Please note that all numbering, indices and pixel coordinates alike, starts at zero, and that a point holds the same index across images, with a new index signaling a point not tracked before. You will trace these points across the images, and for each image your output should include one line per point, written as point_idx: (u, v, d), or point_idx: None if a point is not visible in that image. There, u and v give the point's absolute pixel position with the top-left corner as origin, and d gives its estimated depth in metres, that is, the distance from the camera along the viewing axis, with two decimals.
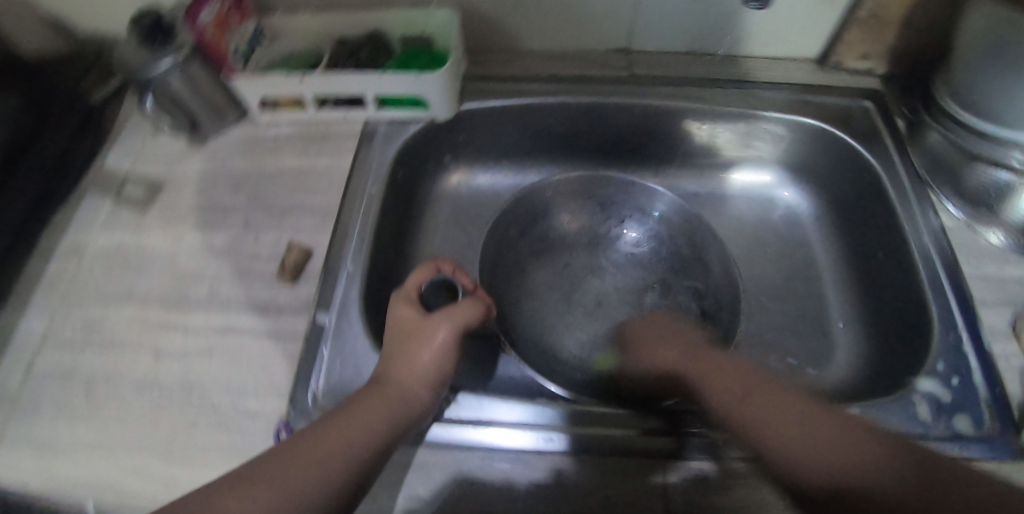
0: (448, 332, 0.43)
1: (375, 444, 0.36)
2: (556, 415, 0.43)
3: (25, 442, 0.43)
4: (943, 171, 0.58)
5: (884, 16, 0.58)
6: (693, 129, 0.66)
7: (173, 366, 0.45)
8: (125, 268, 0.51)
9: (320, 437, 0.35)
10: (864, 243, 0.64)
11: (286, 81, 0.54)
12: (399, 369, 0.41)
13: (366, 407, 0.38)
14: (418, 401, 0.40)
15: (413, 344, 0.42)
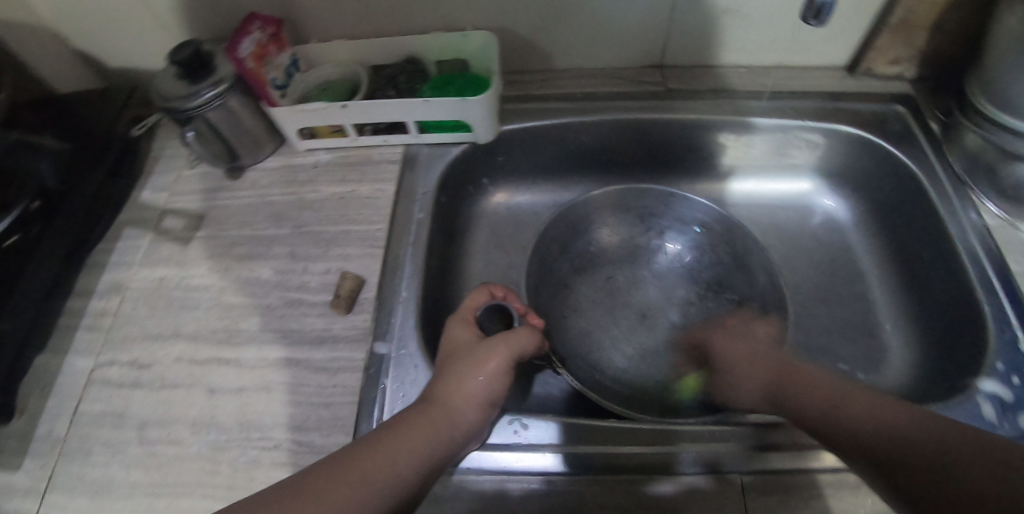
0: (505, 357, 0.42)
1: (421, 467, 0.35)
2: (556, 433, 0.42)
3: (77, 490, 0.41)
4: (979, 169, 0.59)
5: (915, 22, 0.59)
6: (725, 141, 0.67)
7: (228, 403, 0.44)
8: (170, 303, 0.50)
9: (370, 458, 0.34)
10: (908, 246, 0.63)
11: (325, 111, 0.53)
12: (452, 389, 0.40)
13: (415, 427, 0.37)
14: (465, 423, 0.39)
15: (468, 365, 0.41)
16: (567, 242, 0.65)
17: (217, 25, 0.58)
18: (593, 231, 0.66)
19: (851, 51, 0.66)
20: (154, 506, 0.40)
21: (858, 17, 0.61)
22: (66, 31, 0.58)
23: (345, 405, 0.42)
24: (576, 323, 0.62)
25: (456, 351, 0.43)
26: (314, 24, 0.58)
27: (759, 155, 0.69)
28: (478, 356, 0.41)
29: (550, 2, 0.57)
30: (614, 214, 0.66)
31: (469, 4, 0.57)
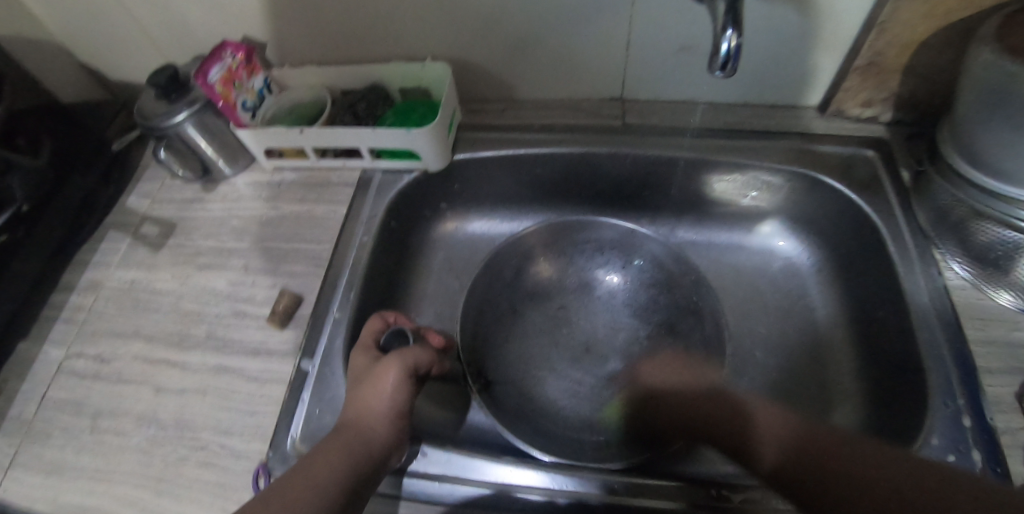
0: (401, 369, 0.45)
1: (342, 483, 0.37)
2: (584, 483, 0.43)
3: (36, 467, 0.47)
4: (949, 226, 0.54)
5: (884, 64, 0.56)
6: (715, 181, 0.66)
7: (169, 402, 0.49)
8: (135, 304, 0.56)
9: (289, 490, 0.36)
10: (861, 298, 0.62)
11: (287, 134, 0.58)
12: (359, 414, 0.42)
13: (329, 452, 0.39)
14: (377, 437, 0.41)
15: (368, 387, 0.44)
16: (517, 270, 0.64)
17: (198, 45, 0.62)
18: (542, 260, 0.65)
19: (821, 92, 0.64)
20: (95, 489, 0.45)
21: (820, 59, 0.59)
22: (72, 47, 0.65)
23: (267, 415, 0.46)
24: (517, 353, 0.62)
25: (358, 378, 0.45)
26: (285, 47, 0.62)
27: (726, 191, 0.68)
28: (378, 375, 0.44)
29: (502, 31, 0.58)
30: (569, 243, 0.65)
31: (426, 32, 0.59)
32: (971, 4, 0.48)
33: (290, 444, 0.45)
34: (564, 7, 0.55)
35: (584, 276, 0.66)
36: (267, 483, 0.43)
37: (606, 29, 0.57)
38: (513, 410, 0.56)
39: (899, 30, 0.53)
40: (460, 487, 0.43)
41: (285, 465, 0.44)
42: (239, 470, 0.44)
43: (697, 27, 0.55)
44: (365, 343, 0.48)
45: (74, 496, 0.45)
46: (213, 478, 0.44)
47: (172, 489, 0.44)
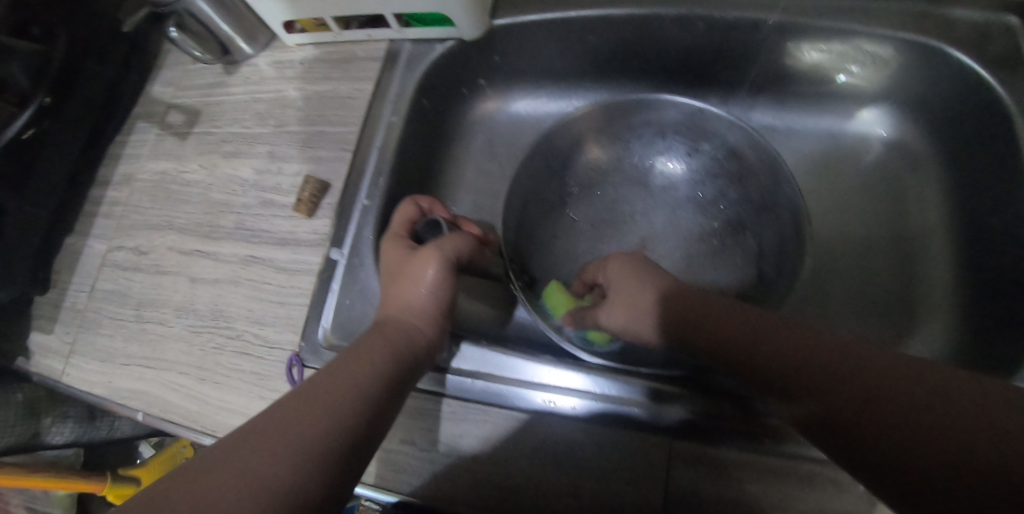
0: (440, 261, 0.41)
1: (390, 379, 0.33)
2: (630, 389, 0.38)
3: (91, 354, 0.48)
4: None
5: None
6: (797, 52, 0.52)
7: (205, 292, 0.47)
8: (166, 197, 0.53)
9: (331, 380, 0.32)
10: (979, 200, 0.49)
11: (308, 2, 0.50)
12: (398, 309, 0.39)
13: (373, 343, 0.35)
14: (422, 336, 0.38)
15: (408, 280, 0.40)
16: (562, 162, 0.56)
17: None
18: (591, 148, 0.57)
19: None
20: (145, 374, 0.46)
21: None
22: None
23: (298, 305, 0.44)
24: (560, 252, 0.56)
25: (395, 270, 0.41)
26: None
27: (814, 66, 0.53)
28: (419, 267, 0.40)
29: None
30: (625, 127, 0.55)
31: None
32: None
33: (321, 334, 0.43)
34: None
35: (637, 166, 0.58)
36: (300, 373, 0.41)
37: None
38: (553, 307, 0.51)
39: None
40: (487, 383, 0.39)
41: (316, 357, 0.42)
42: (274, 359, 0.43)
43: None
44: (398, 234, 0.44)
45: (128, 380, 0.46)
46: (250, 366, 0.43)
47: (213, 376, 0.44)
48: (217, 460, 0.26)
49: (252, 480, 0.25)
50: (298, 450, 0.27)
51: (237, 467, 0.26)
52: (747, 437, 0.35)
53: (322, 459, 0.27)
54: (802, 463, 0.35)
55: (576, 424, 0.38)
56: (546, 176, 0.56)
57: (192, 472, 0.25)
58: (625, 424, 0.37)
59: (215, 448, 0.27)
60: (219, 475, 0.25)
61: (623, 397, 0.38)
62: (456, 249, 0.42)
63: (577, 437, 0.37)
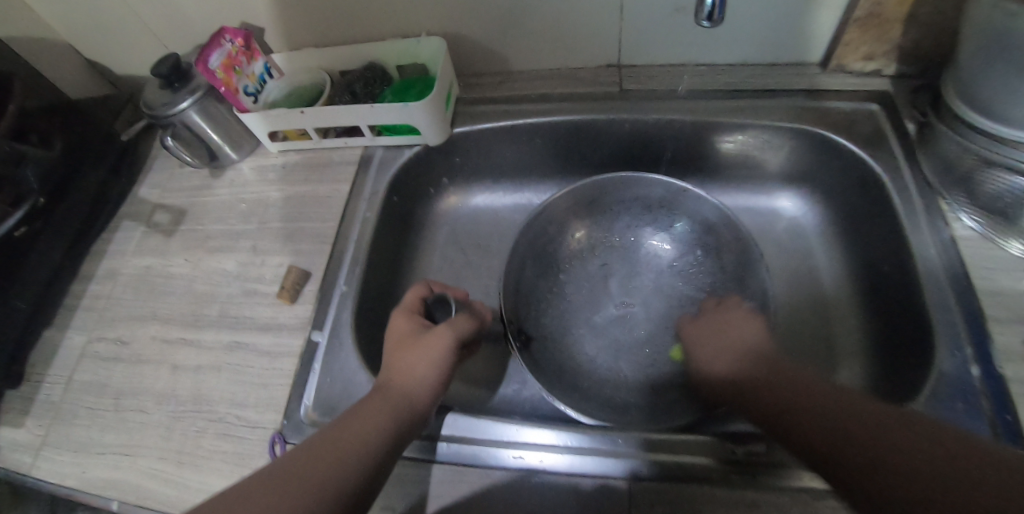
0: (449, 339, 0.45)
1: (387, 442, 0.37)
2: (619, 443, 0.43)
3: (65, 446, 0.49)
4: (957, 178, 0.50)
5: (885, 15, 0.52)
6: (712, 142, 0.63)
7: (187, 379, 0.50)
8: (150, 291, 0.57)
9: (333, 442, 0.35)
10: (869, 256, 0.58)
11: (290, 116, 0.59)
12: (405, 376, 0.42)
13: (375, 405, 0.39)
14: (418, 401, 0.41)
15: (415, 354, 0.43)
16: (550, 237, 0.64)
17: (195, 35, 0.64)
18: (579, 226, 0.65)
19: (822, 45, 0.59)
20: (122, 462, 0.47)
21: (821, 16, 0.55)
22: (78, 44, 0.67)
23: (279, 387, 0.48)
24: (545, 317, 0.62)
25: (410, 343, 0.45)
26: (281, 31, 0.63)
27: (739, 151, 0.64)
28: (426, 347, 0.44)
29: (500, 8, 0.57)
30: (608, 208, 0.64)
31: (413, 10, 0.58)
32: None
33: (302, 412, 0.46)
34: None
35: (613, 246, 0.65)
36: (281, 449, 0.44)
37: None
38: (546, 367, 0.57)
39: None
40: (461, 446, 0.44)
41: (298, 432, 0.45)
42: (255, 439, 0.46)
43: None
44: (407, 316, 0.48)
45: (103, 470, 0.47)
46: (232, 448, 0.46)
47: (193, 460, 0.46)
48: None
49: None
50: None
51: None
52: (716, 478, 0.40)
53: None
54: (760, 494, 0.39)
55: (557, 479, 0.42)
56: (537, 251, 0.63)
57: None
58: (608, 476, 0.41)
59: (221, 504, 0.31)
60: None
61: (611, 452, 0.42)
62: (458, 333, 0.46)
63: (550, 488, 0.41)
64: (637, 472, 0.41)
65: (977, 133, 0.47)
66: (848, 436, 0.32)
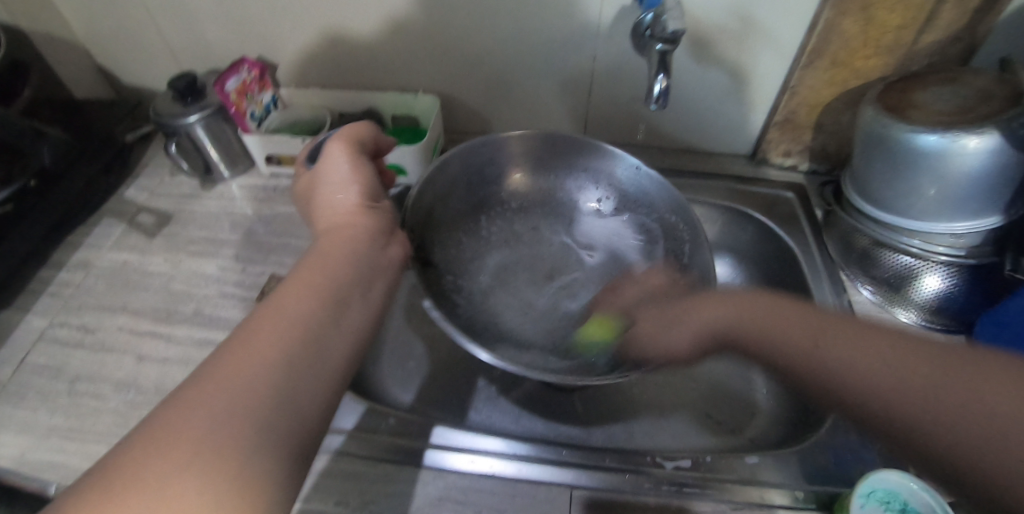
0: (340, 144, 0.42)
1: (325, 304, 0.32)
2: (539, 450, 0.47)
3: (5, 426, 0.48)
4: (854, 256, 0.63)
5: (798, 121, 0.66)
6: None
7: (151, 369, 0.51)
8: (125, 285, 0.59)
9: (255, 335, 0.29)
10: None
11: (291, 143, 0.65)
12: (331, 257, 0.36)
13: (294, 281, 0.33)
14: (357, 245, 0.37)
15: (337, 240, 0.37)
16: (479, 174, 0.60)
17: (214, 62, 0.70)
18: (516, 170, 0.62)
19: (750, 142, 0.72)
20: (66, 445, 0.47)
21: (751, 114, 0.69)
22: (99, 55, 0.72)
23: None
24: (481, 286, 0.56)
25: (332, 225, 0.39)
26: (293, 71, 0.70)
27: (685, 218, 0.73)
28: (347, 224, 0.39)
29: (493, 77, 0.67)
30: (563, 163, 0.62)
31: (416, 69, 0.67)
32: (863, 75, 0.60)
33: None
34: (537, 51, 0.63)
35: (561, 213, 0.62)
36: None
37: (571, 78, 0.65)
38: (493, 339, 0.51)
39: (807, 93, 0.63)
40: (420, 450, 0.47)
41: None
42: None
43: (645, 78, 0.64)
44: (307, 193, 0.43)
45: (42, 451, 0.46)
46: None
47: None
48: (148, 460, 0.23)
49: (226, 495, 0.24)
50: (255, 439, 0.25)
51: (193, 471, 0.23)
52: (627, 486, 0.45)
53: (294, 442, 0.27)
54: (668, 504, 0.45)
55: (487, 482, 0.45)
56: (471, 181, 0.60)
57: (122, 475, 0.23)
58: (534, 481, 0.45)
59: (140, 439, 0.24)
60: (160, 482, 0.23)
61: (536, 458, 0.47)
62: (368, 191, 0.41)
63: (486, 490, 0.45)
64: (577, 480, 0.46)
65: (865, 219, 0.60)
66: (911, 409, 0.28)
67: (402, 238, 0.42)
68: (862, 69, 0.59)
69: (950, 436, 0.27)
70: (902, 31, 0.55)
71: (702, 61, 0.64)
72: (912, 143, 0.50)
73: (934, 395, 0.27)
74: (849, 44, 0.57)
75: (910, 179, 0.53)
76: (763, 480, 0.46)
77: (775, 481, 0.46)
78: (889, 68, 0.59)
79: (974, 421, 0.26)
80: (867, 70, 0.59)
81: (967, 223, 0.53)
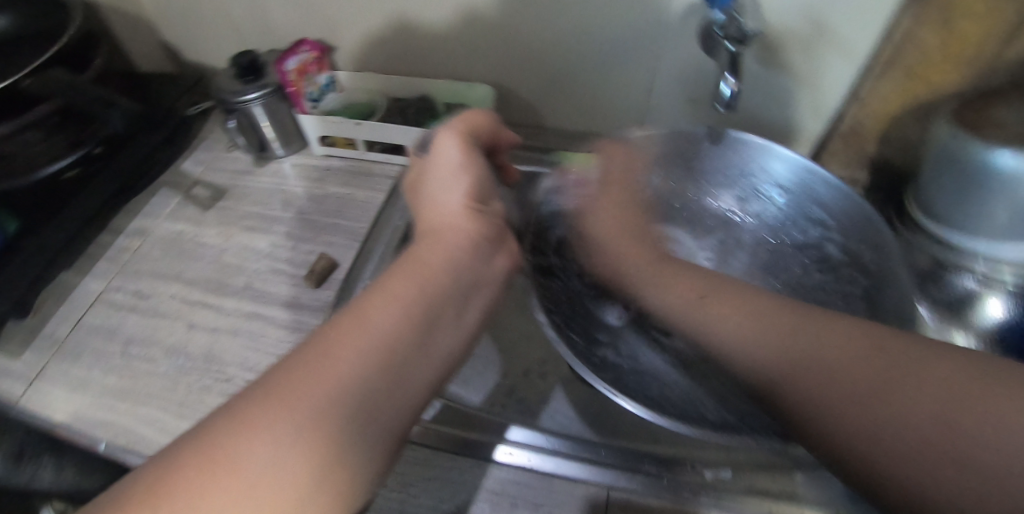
0: (457, 137, 0.42)
1: (415, 314, 0.30)
2: (573, 448, 0.47)
3: (62, 381, 0.50)
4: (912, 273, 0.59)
5: (863, 132, 0.64)
6: None
7: (202, 337, 0.53)
8: (180, 254, 0.60)
9: (352, 339, 0.28)
10: None
11: (345, 125, 0.65)
12: (431, 260, 0.33)
13: (400, 275, 0.32)
14: (455, 253, 0.34)
15: (438, 241, 0.35)
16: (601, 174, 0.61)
17: (275, 42, 0.71)
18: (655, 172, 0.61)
19: (809, 150, 0.70)
20: (120, 404, 0.48)
21: (812, 121, 0.67)
22: (166, 30, 0.74)
23: None
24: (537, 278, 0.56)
25: (434, 225, 0.37)
26: (352, 55, 0.71)
27: None
28: (450, 224, 0.37)
29: (550, 70, 0.66)
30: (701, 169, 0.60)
31: (473, 59, 0.67)
32: (937, 88, 0.57)
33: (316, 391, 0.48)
34: (598, 47, 0.62)
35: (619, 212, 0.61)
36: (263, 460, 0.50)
37: (629, 75, 0.64)
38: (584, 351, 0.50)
39: (876, 103, 0.61)
40: (461, 437, 0.47)
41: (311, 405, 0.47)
42: None
43: (705, 80, 0.62)
44: (416, 182, 0.43)
45: (96, 408, 0.48)
46: None
47: (193, 411, 0.47)
48: (255, 432, 0.24)
49: (311, 484, 0.24)
50: (338, 432, 0.25)
51: (287, 451, 0.24)
52: (661, 491, 0.44)
53: (376, 448, 0.26)
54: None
55: (520, 476, 0.45)
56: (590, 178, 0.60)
57: (231, 444, 0.24)
58: (569, 479, 0.45)
59: (248, 413, 0.25)
60: (260, 455, 0.24)
61: (569, 454, 0.46)
62: (476, 191, 0.39)
63: (521, 484, 0.45)
64: (616, 482, 0.45)
65: (926, 236, 0.58)
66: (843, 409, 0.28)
67: (510, 248, 0.39)
68: (938, 82, 0.57)
69: (862, 428, 0.27)
70: (986, 44, 0.52)
71: (766, 65, 0.62)
72: (987, 160, 0.48)
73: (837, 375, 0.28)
74: (926, 55, 0.55)
75: (981, 200, 0.51)
76: (809, 499, 0.44)
77: (816, 499, 0.44)
78: (968, 82, 0.56)
79: (925, 446, 0.25)
80: (943, 82, 0.56)
81: None
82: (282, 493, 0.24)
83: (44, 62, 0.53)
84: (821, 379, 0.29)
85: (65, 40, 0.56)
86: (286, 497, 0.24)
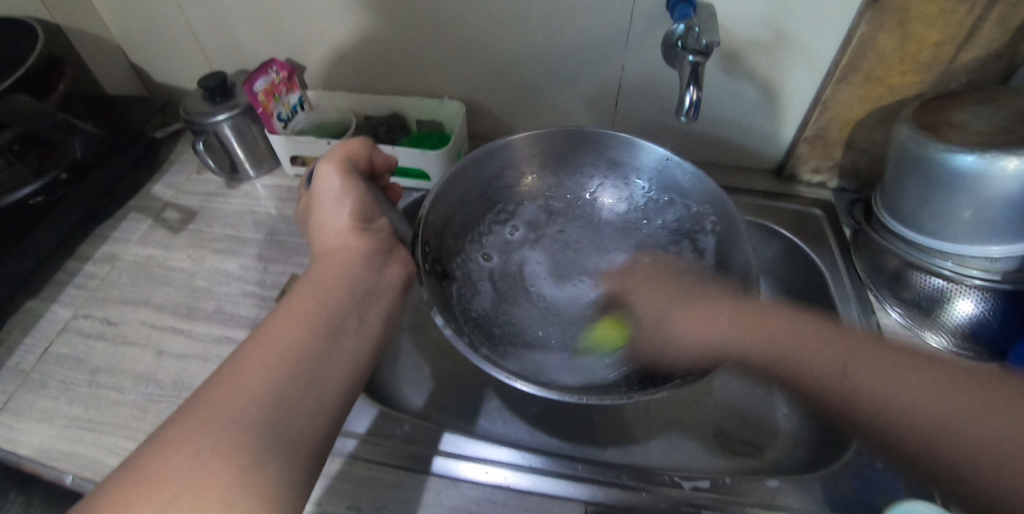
0: (333, 166, 0.44)
1: (315, 332, 0.34)
2: (549, 463, 0.46)
3: (26, 413, 0.49)
4: (883, 278, 0.61)
5: (828, 137, 0.65)
6: None
7: (171, 364, 0.52)
8: (149, 279, 0.60)
9: (260, 360, 0.31)
10: None
11: (315, 144, 0.65)
12: (328, 279, 0.38)
13: (295, 298, 0.36)
14: (355, 278, 0.39)
15: (332, 260, 0.40)
16: (495, 181, 0.57)
17: (243, 63, 0.71)
18: (528, 171, 0.59)
19: (778, 157, 0.71)
20: (86, 435, 0.47)
21: (778, 128, 0.68)
22: (135, 53, 0.74)
23: None
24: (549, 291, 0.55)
25: (324, 249, 0.41)
26: (322, 74, 0.71)
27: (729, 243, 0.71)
28: (344, 246, 0.40)
29: (519, 85, 0.67)
30: (572, 160, 0.58)
31: (443, 75, 0.67)
32: (898, 92, 0.58)
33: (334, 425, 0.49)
34: (564, 61, 0.63)
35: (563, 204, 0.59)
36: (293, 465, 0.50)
37: (598, 87, 0.65)
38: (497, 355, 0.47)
39: (840, 109, 0.62)
40: (437, 457, 0.47)
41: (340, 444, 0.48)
42: None
43: (672, 90, 0.63)
44: (307, 207, 0.46)
45: (60, 441, 0.47)
46: None
47: None
48: (179, 444, 0.27)
49: (232, 488, 0.26)
50: (257, 442, 0.28)
51: (209, 457, 0.27)
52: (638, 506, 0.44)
53: (295, 449, 0.29)
54: None
55: (496, 494, 0.45)
56: (481, 189, 0.57)
57: (159, 459, 0.26)
58: (544, 494, 0.44)
59: (164, 440, 0.27)
60: (190, 464, 0.26)
61: (544, 469, 0.46)
62: (361, 212, 0.43)
63: (497, 501, 0.44)
64: (593, 497, 0.44)
65: (894, 237, 0.59)
66: (927, 441, 0.35)
67: (400, 257, 0.43)
68: (898, 86, 0.58)
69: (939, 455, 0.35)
70: (940, 48, 0.54)
71: (731, 74, 0.63)
72: (944, 162, 0.49)
73: (937, 426, 0.35)
74: (884, 61, 0.56)
75: (942, 200, 0.51)
76: (785, 505, 0.44)
77: (801, 507, 0.43)
78: (925, 86, 0.57)
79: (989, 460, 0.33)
80: (903, 86, 0.58)
81: (1002, 246, 0.51)
82: (207, 497, 0.25)
83: (4, 89, 0.53)
84: (893, 410, 0.37)
85: (27, 66, 0.56)
86: (213, 498, 0.26)
